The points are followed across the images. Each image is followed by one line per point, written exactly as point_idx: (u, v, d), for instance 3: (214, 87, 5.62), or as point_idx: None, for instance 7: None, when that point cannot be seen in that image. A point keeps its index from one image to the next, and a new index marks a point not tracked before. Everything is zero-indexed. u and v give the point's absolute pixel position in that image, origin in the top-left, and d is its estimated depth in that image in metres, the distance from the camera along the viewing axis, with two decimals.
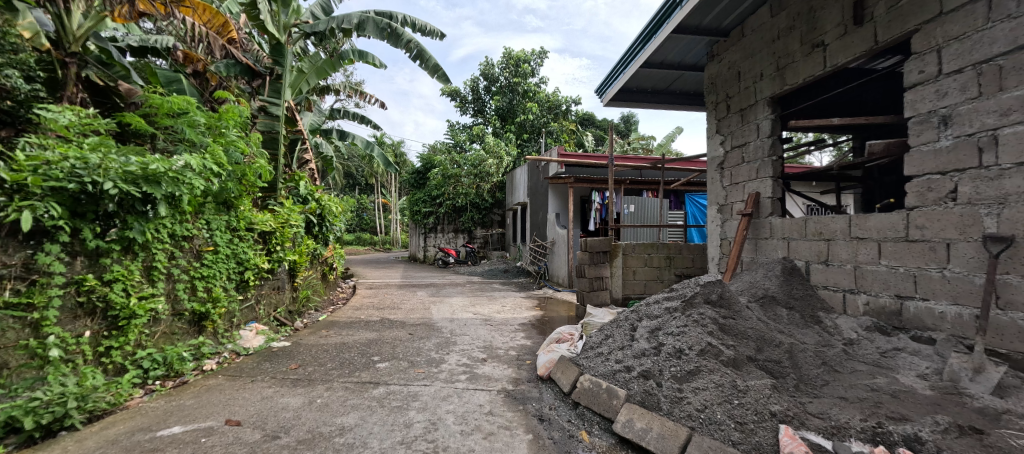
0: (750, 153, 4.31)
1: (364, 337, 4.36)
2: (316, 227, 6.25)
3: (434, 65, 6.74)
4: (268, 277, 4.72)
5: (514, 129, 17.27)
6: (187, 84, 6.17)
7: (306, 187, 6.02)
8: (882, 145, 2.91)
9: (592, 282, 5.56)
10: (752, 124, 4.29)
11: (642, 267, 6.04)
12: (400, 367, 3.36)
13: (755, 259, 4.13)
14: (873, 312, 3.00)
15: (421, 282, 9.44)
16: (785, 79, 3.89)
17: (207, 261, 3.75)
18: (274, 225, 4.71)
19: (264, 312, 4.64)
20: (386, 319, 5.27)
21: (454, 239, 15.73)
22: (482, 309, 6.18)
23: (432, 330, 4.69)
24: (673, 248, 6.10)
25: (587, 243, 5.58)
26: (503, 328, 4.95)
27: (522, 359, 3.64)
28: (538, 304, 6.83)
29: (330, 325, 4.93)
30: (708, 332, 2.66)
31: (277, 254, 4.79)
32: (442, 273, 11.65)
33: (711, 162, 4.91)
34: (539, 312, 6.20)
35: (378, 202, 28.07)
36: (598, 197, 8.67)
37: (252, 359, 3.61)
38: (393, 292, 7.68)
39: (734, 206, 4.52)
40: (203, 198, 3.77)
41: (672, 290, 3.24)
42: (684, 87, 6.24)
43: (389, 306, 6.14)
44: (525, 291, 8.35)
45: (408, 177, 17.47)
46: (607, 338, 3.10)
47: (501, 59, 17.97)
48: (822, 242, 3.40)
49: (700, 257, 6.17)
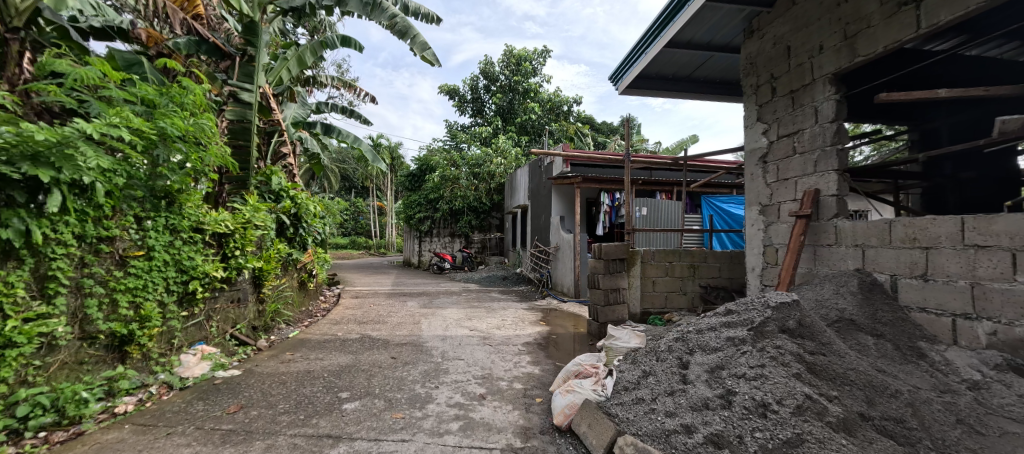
0: (805, 142, 3.57)
1: (336, 362, 3.59)
2: (293, 229, 5.46)
3: (421, 43, 6.02)
4: (224, 288, 3.97)
5: (514, 129, 16.58)
6: (149, 67, 5.31)
7: (280, 184, 5.23)
8: (1018, 121, 2.16)
9: (608, 295, 4.79)
10: (809, 107, 3.55)
11: (663, 277, 5.31)
12: (373, 410, 2.59)
13: (815, 272, 3.37)
14: (1003, 346, 2.26)
15: (413, 290, 8.65)
16: (856, 50, 3.16)
17: (135, 270, 3.02)
18: (233, 226, 3.94)
19: (218, 329, 3.88)
20: (367, 336, 4.49)
21: (451, 243, 14.99)
22: (479, 323, 5.41)
23: (420, 352, 3.92)
24: (697, 255, 5.37)
25: (602, 249, 4.82)
26: (504, 349, 4.19)
27: (530, 396, 2.87)
28: (542, 317, 6.07)
29: (300, 344, 4.16)
30: (795, 375, 1.91)
31: (237, 261, 4.02)
32: (436, 281, 10.86)
33: (752, 156, 4.17)
34: (545, 327, 5.43)
35: (373, 204, 27.29)
36: (608, 199, 7.94)
37: (186, 395, 2.85)
38: (380, 302, 6.90)
39: (783, 207, 3.77)
40: (132, 191, 3.05)
41: (727, 312, 2.48)
42: (710, 74, 5.51)
43: (373, 320, 5.35)
44: (526, 302, 7.58)
45: (403, 178, 16.70)
46: (647, 376, 2.35)
47: (501, 57, 17.30)
48: (916, 250, 2.65)
49: (728, 266, 5.44)
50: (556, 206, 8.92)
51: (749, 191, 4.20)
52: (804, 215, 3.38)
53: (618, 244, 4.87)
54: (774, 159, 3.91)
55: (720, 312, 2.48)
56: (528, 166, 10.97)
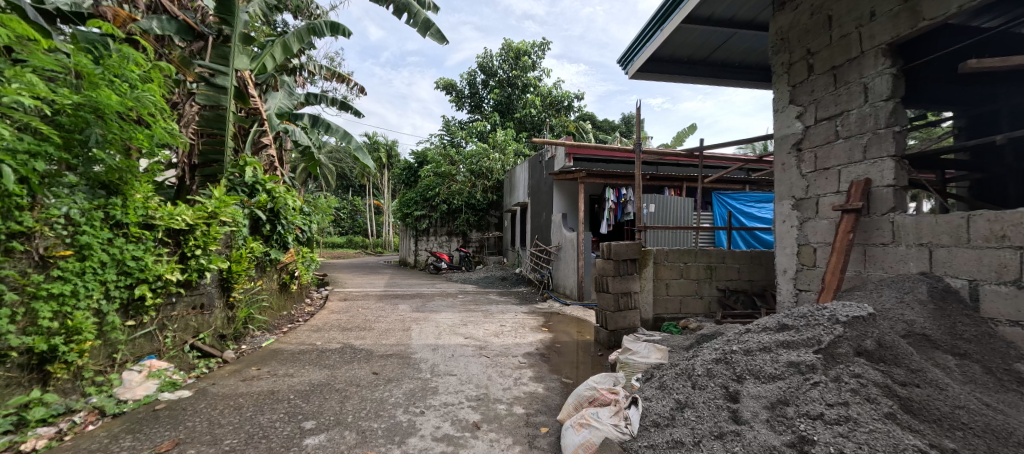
0: (852, 125, 3.10)
1: (308, 378, 3.10)
2: (271, 225, 4.92)
3: (425, 21, 5.53)
4: (182, 292, 3.45)
5: (513, 125, 16.08)
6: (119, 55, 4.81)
7: (256, 176, 4.72)
8: None
9: (618, 300, 4.29)
10: (857, 84, 3.08)
11: (677, 279, 4.82)
12: (341, 447, 2.11)
13: (866, 275, 2.91)
14: None
15: (406, 292, 8.14)
16: (920, 14, 2.69)
17: (59, 273, 2.53)
18: (192, 221, 3.42)
19: (175, 340, 3.37)
20: (349, 346, 3.99)
21: (448, 243, 14.50)
22: (474, 330, 4.91)
23: (407, 366, 3.42)
24: (714, 255, 4.90)
25: (612, 248, 4.34)
26: (503, 361, 3.71)
27: (534, 426, 2.39)
28: (544, 322, 5.57)
29: (271, 355, 3.66)
30: (889, 417, 1.46)
31: (199, 262, 3.50)
32: (432, 281, 10.36)
33: (783, 144, 3.70)
34: (547, 333, 4.94)
35: (370, 203, 26.77)
36: (613, 195, 7.45)
37: (116, 426, 2.36)
38: (369, 305, 6.40)
39: (824, 201, 3.29)
40: (59, 180, 2.56)
41: (782, 327, 2.00)
42: (729, 56, 5.03)
43: (358, 326, 4.86)
44: (526, 304, 7.09)
45: (398, 176, 16.16)
46: (683, 409, 1.87)
47: (500, 51, 16.76)
48: (1006, 251, 2.20)
49: (747, 267, 4.97)
50: (558, 203, 8.42)
51: (780, 184, 3.73)
52: (854, 209, 2.91)
53: (629, 243, 4.39)
54: (813, 145, 3.43)
55: (773, 328, 2.00)
56: (527, 161, 10.51)
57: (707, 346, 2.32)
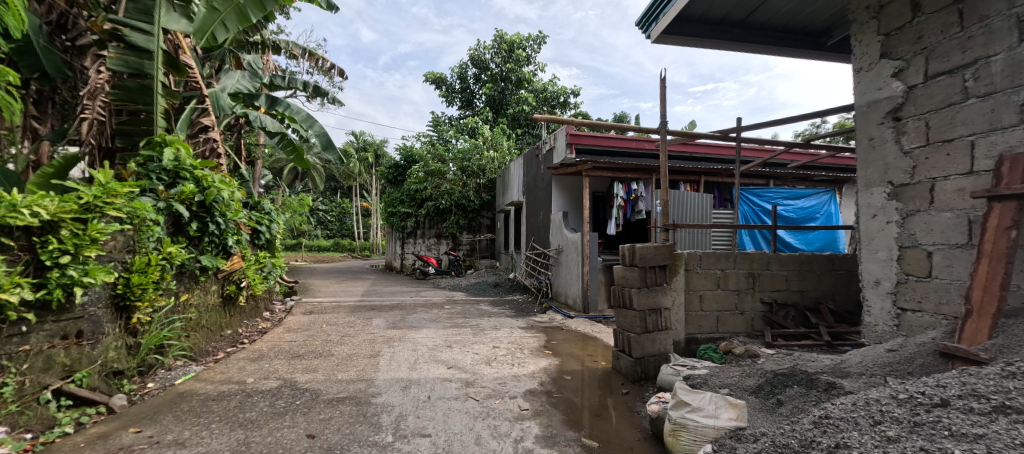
0: (995, 78, 2.20)
1: (207, 447, 2.09)
2: (205, 224, 3.86)
3: None
4: (39, 317, 2.45)
5: (506, 122, 15.11)
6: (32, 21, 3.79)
7: (180, 159, 3.64)
8: None
9: (646, 318, 3.32)
10: (1003, 19, 2.16)
11: (713, 291, 3.87)
12: None
13: None
14: None
15: (385, 302, 7.07)
16: None
17: None
18: (52, 215, 2.40)
19: (24, 387, 2.35)
20: (290, 384, 2.98)
21: (436, 246, 13.40)
22: (461, 354, 3.90)
23: (360, 422, 2.41)
24: (757, 260, 3.98)
25: (637, 251, 3.36)
26: (497, 408, 2.71)
27: None
28: (546, 342, 4.58)
29: (172, 403, 2.63)
30: None
31: (66, 274, 2.47)
32: (416, 288, 9.29)
33: (872, 111, 2.77)
34: (551, 358, 3.95)
35: (357, 204, 25.65)
36: (622, 191, 6.49)
37: None
38: (336, 321, 5.34)
39: (945, 185, 2.37)
40: None
41: None
42: (774, 15, 4.06)
43: (312, 352, 3.82)
44: (523, 317, 6.08)
45: (384, 173, 15.08)
46: None
47: (492, 43, 15.78)
48: None
49: (796, 275, 4.06)
50: (557, 200, 7.43)
51: (865, 167, 2.80)
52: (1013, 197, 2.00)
53: (657, 247, 3.43)
54: (921, 111, 2.51)
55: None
56: (522, 157, 9.54)
57: (861, 422, 1.45)
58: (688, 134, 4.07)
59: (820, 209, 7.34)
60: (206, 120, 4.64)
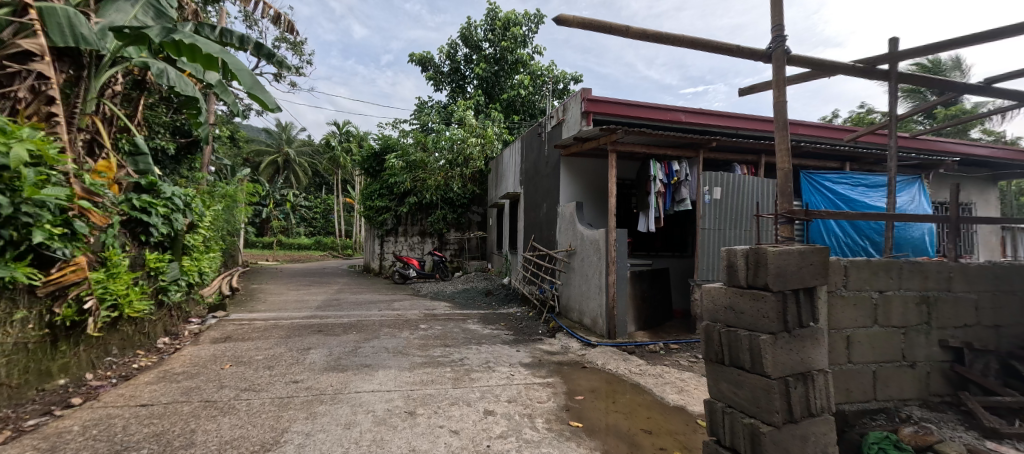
0: None
1: None
2: None
3: None
4: None
5: (500, 107, 13.36)
6: None
7: None
8: None
9: (789, 391, 1.68)
10: None
11: (867, 328, 2.22)
12: None
13: None
14: None
15: (342, 319, 5.34)
16: None
17: None
18: None
19: None
20: None
21: (420, 245, 11.73)
22: (425, 441, 2.21)
23: None
24: (931, 276, 2.34)
25: (771, 259, 1.69)
26: None
27: None
28: (569, 400, 2.88)
29: None
30: None
31: None
32: (390, 298, 7.54)
33: None
34: (587, 444, 2.26)
35: (340, 199, 23.80)
36: (661, 172, 4.83)
37: None
38: (251, 356, 3.59)
39: None
40: None
41: None
42: None
43: (154, 442, 2.11)
44: (526, 345, 4.38)
45: (360, 163, 13.22)
46: None
47: (486, 19, 13.96)
48: None
49: (989, 301, 2.42)
50: (567, 188, 5.78)
51: None
52: None
53: (805, 253, 1.76)
54: None
55: None
56: (521, 139, 7.80)
57: None
58: (819, 62, 2.43)
59: (909, 206, 5.70)
60: (26, 43, 3.06)
